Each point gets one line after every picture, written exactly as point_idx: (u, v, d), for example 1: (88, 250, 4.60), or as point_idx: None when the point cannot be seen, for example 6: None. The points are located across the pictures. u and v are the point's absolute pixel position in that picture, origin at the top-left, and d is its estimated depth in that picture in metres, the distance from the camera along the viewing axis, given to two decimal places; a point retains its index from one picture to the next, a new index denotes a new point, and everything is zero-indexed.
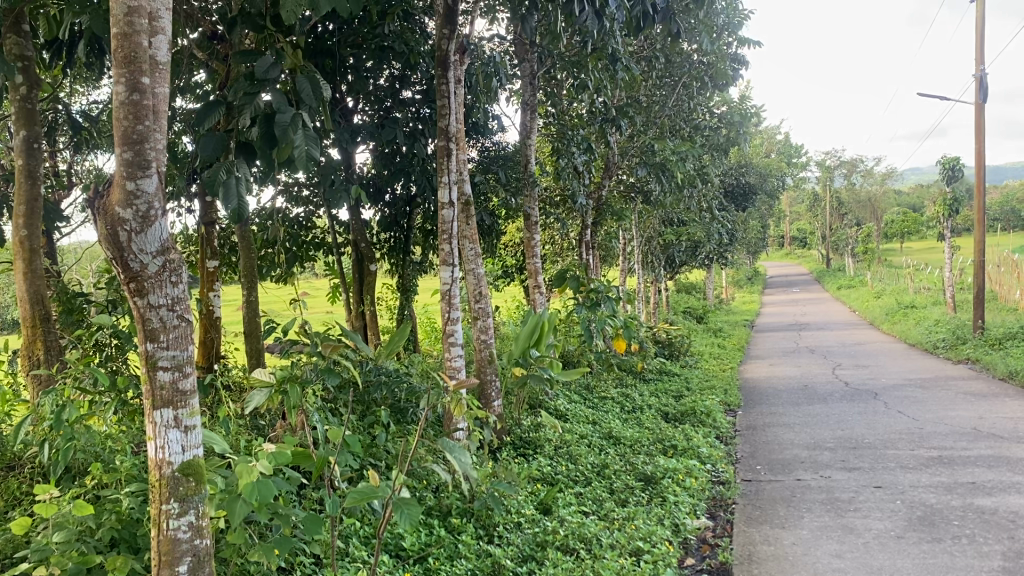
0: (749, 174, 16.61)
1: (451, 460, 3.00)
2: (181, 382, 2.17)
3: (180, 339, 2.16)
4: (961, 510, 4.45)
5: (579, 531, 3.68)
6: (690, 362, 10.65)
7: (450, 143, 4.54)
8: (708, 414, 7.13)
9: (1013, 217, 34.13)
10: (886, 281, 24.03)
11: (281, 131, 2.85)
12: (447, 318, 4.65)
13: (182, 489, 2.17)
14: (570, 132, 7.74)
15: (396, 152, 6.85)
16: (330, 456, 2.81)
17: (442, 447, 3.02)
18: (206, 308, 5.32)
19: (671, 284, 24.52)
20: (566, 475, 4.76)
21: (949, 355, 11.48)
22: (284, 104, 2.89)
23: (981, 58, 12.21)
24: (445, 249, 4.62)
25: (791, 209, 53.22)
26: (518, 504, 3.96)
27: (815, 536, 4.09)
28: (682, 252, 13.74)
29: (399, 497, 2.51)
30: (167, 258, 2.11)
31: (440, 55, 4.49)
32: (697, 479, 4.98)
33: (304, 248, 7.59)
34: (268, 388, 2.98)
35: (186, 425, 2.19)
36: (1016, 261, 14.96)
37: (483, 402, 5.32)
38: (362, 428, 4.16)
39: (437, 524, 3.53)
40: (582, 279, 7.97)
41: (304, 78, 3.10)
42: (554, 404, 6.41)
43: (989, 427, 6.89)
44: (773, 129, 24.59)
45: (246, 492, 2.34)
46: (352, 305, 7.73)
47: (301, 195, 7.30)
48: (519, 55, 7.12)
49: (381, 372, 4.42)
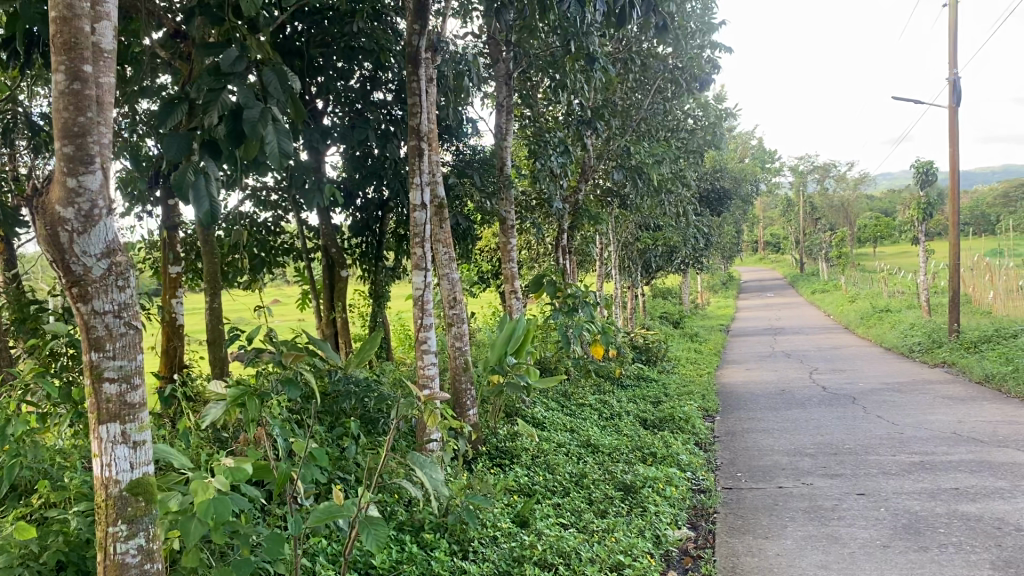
0: (724, 178, 16.60)
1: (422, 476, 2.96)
2: (129, 395, 1.99)
3: (128, 348, 1.99)
4: (947, 517, 4.36)
5: (557, 545, 3.54)
6: (668, 367, 10.56)
7: (422, 142, 4.39)
8: (686, 420, 7.02)
9: (983, 222, 34.42)
10: (860, 285, 24.13)
11: (250, 127, 2.70)
12: (420, 324, 4.48)
13: (131, 510, 2.00)
14: (547, 135, 7.62)
15: (368, 155, 6.73)
16: (293, 472, 2.66)
17: (411, 462, 2.93)
18: (168, 315, 5.16)
19: (647, 290, 24.48)
20: (543, 485, 4.63)
21: (925, 359, 11.46)
22: (252, 99, 2.73)
23: (954, 62, 12.26)
24: (417, 253, 4.46)
25: (765, 215, 53.49)
26: (493, 517, 3.81)
27: (799, 547, 3.98)
28: (659, 257, 13.65)
29: (366, 516, 2.39)
30: (113, 260, 1.95)
31: (410, 52, 4.34)
32: (677, 488, 4.86)
33: (273, 253, 7.42)
34: (224, 403, 2.84)
35: (136, 441, 2.02)
36: (989, 265, 15.00)
37: (457, 411, 5.18)
38: (330, 441, 3.97)
39: (409, 540, 3.38)
40: (559, 284, 7.86)
41: (271, 71, 2.95)
42: (531, 412, 6.27)
43: (969, 431, 6.83)
44: (747, 134, 24.64)
45: (201, 510, 2.21)
46: (323, 312, 7.56)
47: (270, 199, 7.15)
48: (493, 55, 6.94)
49: (350, 382, 4.24)
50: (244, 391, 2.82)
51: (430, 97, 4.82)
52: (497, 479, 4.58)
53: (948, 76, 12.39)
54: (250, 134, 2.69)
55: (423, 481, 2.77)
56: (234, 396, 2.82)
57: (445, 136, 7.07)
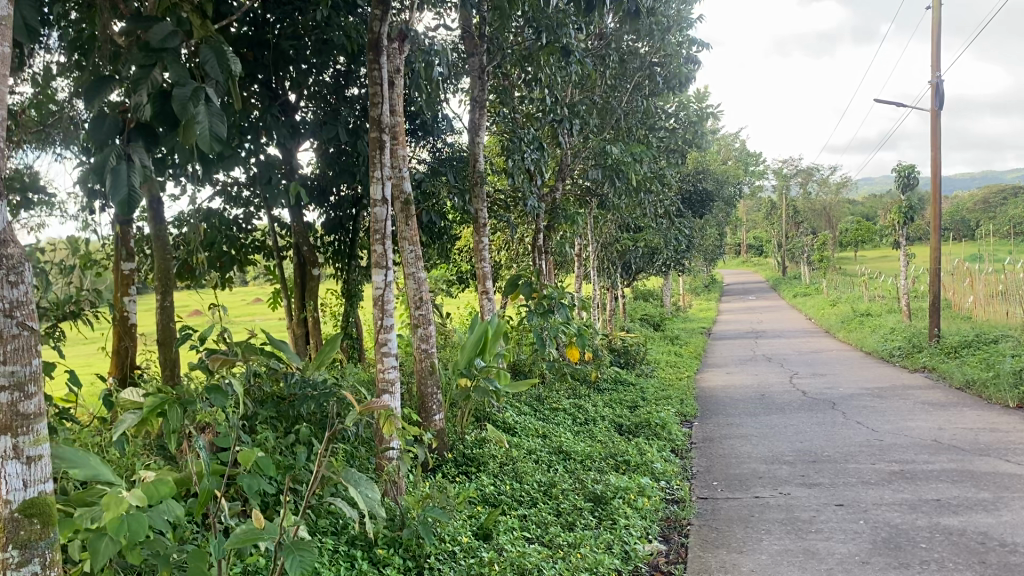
0: (706, 179, 16.49)
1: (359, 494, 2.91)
2: (22, 404, 1.76)
3: (21, 352, 1.77)
4: (927, 531, 4.19)
5: (518, 562, 3.33)
6: (646, 371, 10.39)
7: (382, 135, 4.14)
8: (662, 426, 6.84)
9: (963, 227, 34.54)
10: (842, 289, 24.11)
11: (178, 106, 2.49)
12: (381, 325, 4.26)
13: (24, 533, 1.74)
14: (521, 131, 7.41)
15: (343, 152, 6.58)
16: (218, 489, 2.46)
17: (346, 479, 2.89)
18: (121, 314, 4.97)
19: (629, 292, 24.35)
20: (510, 495, 4.44)
21: (905, 364, 11.36)
22: (184, 77, 2.54)
23: (937, 65, 12.20)
24: (378, 251, 4.23)
25: (747, 219, 53.45)
26: (453, 530, 3.61)
27: (775, 562, 3.80)
28: (640, 259, 13.48)
29: (291, 541, 2.23)
30: (4, 254, 1.75)
31: (372, 39, 4.11)
32: (649, 498, 4.69)
33: (244, 252, 7.16)
34: (140, 412, 2.78)
35: (30, 456, 1.79)
36: (969, 270, 14.93)
37: (422, 415, 4.98)
38: (282, 449, 3.71)
39: (361, 557, 3.15)
40: (535, 285, 7.65)
41: (209, 49, 2.71)
42: (502, 417, 6.07)
43: (950, 439, 6.68)
44: (730, 136, 24.50)
45: (113, 530, 2.01)
46: (292, 313, 7.34)
47: (241, 195, 6.90)
48: (468, 49, 6.67)
49: (307, 386, 3.93)
50: (163, 400, 2.80)
51: (395, 89, 4.62)
52: (459, 488, 4.39)
53: (930, 80, 12.30)
54: (179, 113, 2.49)
55: (358, 506, 2.68)
56: (153, 406, 2.79)
57: (420, 134, 6.90)
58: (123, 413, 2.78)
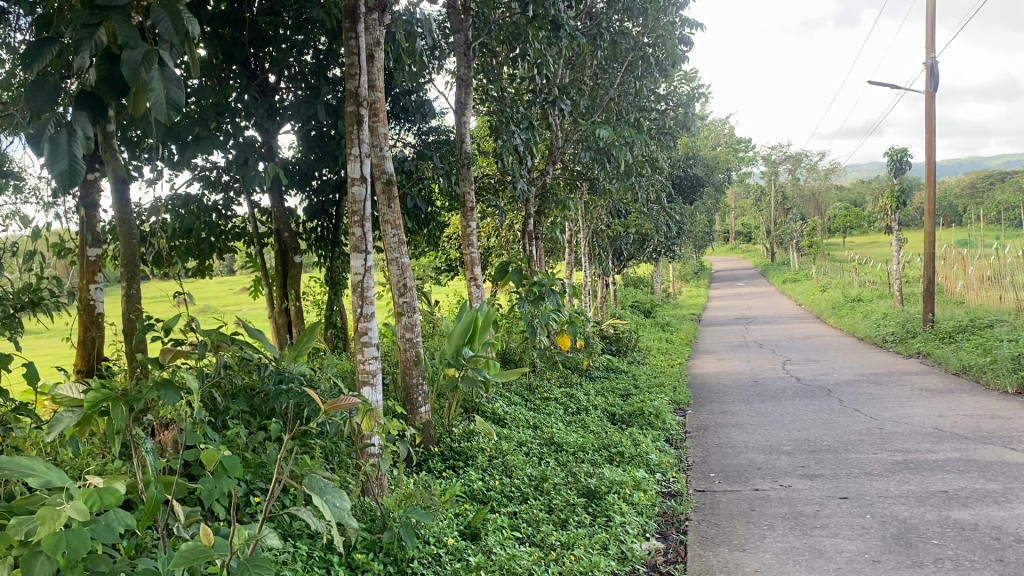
0: (697, 165, 16.27)
1: (326, 503, 2.65)
2: None
3: None
4: (939, 527, 3.97)
5: (508, 565, 3.13)
6: (638, 358, 10.19)
7: (361, 108, 3.88)
8: (656, 415, 6.63)
9: (951, 212, 34.45)
10: (831, 276, 24.01)
11: (128, 72, 2.20)
12: (361, 314, 3.99)
13: None
14: (508, 110, 7.11)
15: (324, 135, 6.29)
16: (166, 496, 2.21)
17: (310, 487, 2.62)
18: (87, 303, 4.76)
19: (618, 278, 24.07)
20: (499, 491, 4.21)
21: (899, 349, 11.20)
22: (134, 38, 2.25)
23: (932, 45, 12.01)
24: (356, 234, 3.96)
25: (735, 203, 53.18)
26: (438, 532, 3.39)
27: (780, 562, 3.58)
28: (631, 245, 13.25)
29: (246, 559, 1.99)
30: None
31: (349, 5, 3.85)
32: (645, 493, 4.46)
33: (223, 238, 6.85)
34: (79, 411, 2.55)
35: None
36: (962, 254, 14.77)
37: (407, 407, 4.75)
38: (254, 447, 3.45)
39: (338, 562, 2.90)
40: (525, 271, 7.45)
41: (161, 8, 2.40)
42: (491, 407, 5.86)
43: (951, 426, 6.48)
44: (719, 122, 24.29)
45: (49, 546, 1.79)
46: (274, 301, 7.08)
47: (220, 179, 6.61)
48: (453, 25, 6.41)
49: (282, 379, 3.66)
50: (104, 397, 2.57)
51: (375, 62, 4.34)
52: (446, 485, 4.16)
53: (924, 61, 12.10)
54: (130, 79, 2.19)
55: (325, 513, 2.43)
56: (94, 402, 2.56)
57: (405, 117, 6.63)
58: (59, 417, 2.56)
